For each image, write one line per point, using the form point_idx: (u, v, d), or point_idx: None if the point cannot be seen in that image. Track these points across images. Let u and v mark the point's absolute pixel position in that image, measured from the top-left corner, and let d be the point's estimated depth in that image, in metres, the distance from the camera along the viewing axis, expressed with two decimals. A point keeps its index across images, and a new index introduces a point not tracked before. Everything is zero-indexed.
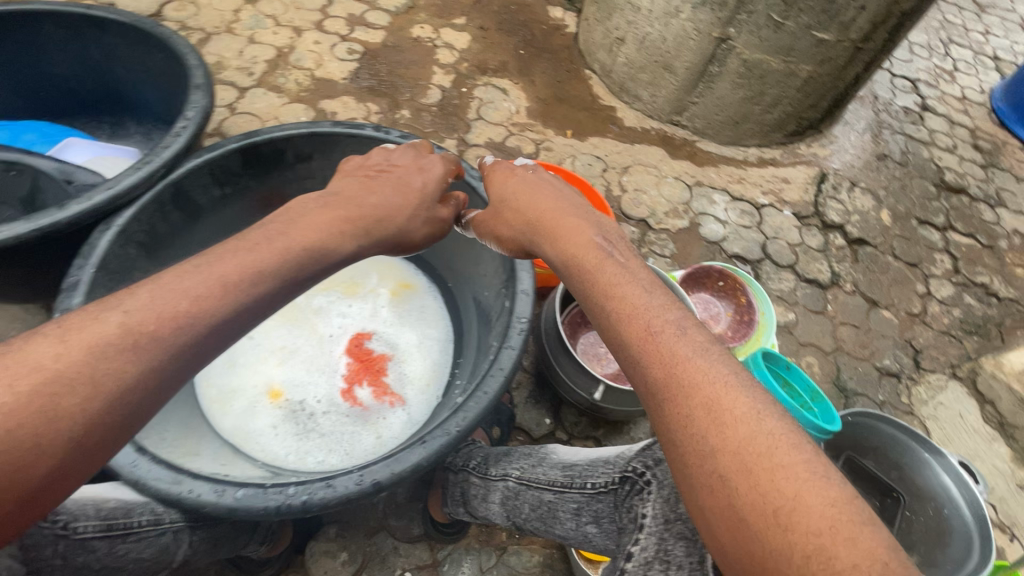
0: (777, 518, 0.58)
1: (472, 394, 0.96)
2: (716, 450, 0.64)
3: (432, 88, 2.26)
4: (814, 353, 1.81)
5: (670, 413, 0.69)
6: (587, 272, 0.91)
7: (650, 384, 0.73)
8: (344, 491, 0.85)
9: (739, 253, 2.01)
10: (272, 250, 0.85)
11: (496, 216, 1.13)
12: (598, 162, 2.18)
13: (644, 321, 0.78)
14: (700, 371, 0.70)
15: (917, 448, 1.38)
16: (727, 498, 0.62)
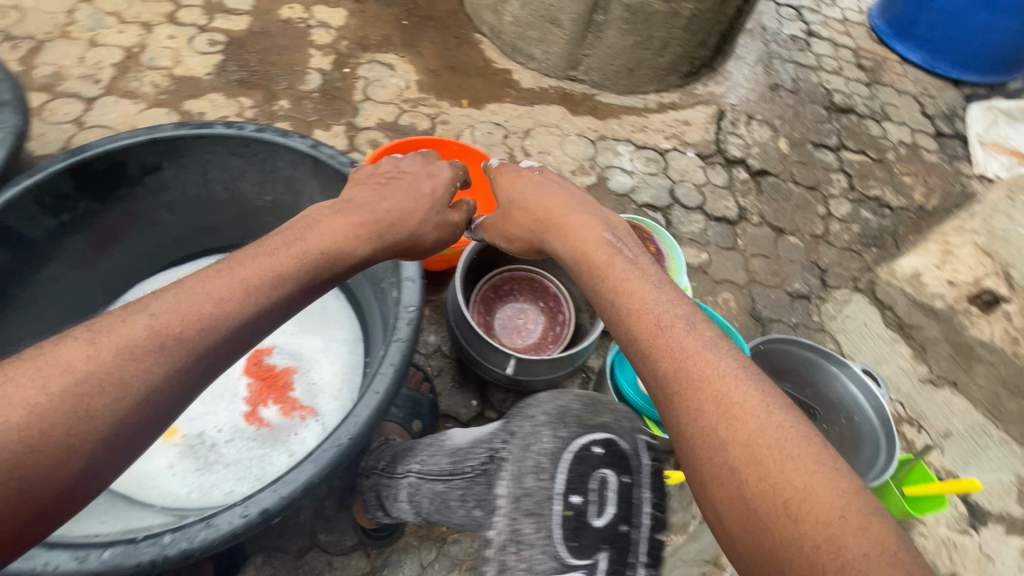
0: (786, 508, 0.61)
1: (362, 398, 0.91)
2: (728, 443, 0.67)
3: (311, 72, 2.09)
4: (729, 289, 1.86)
5: (683, 407, 0.72)
6: (597, 271, 0.96)
7: (660, 379, 0.76)
8: (228, 528, 0.78)
9: (649, 202, 2.02)
10: (293, 252, 0.83)
11: (511, 219, 1.20)
12: (498, 128, 2.10)
13: (653, 315, 0.82)
14: (711, 366, 0.74)
15: (824, 364, 1.45)
16: (738, 492, 0.65)
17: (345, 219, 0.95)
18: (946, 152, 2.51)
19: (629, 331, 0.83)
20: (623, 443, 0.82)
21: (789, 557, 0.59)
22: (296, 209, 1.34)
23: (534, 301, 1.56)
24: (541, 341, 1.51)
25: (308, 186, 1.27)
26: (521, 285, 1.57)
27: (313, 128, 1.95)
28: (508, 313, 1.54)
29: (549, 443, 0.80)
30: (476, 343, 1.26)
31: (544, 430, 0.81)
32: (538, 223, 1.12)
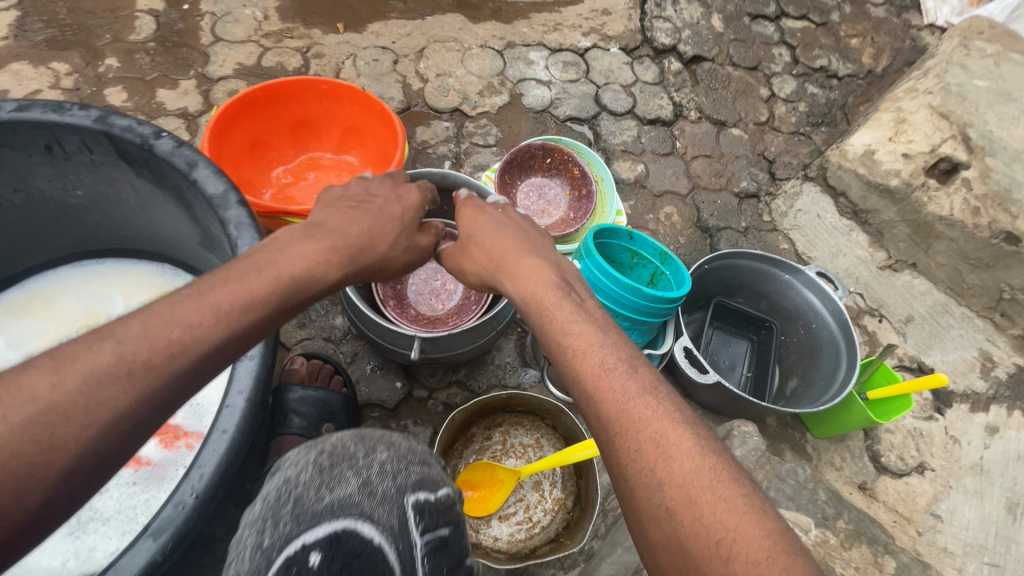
0: (720, 550, 0.53)
1: (207, 440, 0.72)
2: (664, 482, 0.58)
3: (140, 15, 1.69)
4: (672, 202, 1.66)
5: (621, 438, 0.62)
6: (545, 302, 0.76)
7: (599, 421, 0.64)
8: None
9: (573, 115, 1.76)
10: (276, 275, 0.68)
11: (462, 251, 0.91)
12: (386, 53, 1.76)
13: (598, 357, 0.67)
14: (650, 406, 0.63)
15: (778, 273, 1.30)
16: (674, 537, 0.56)
17: (320, 240, 0.77)
18: (895, 2, 2.26)
19: (576, 371, 0.68)
20: (360, 532, 0.51)
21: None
22: (120, 201, 1.06)
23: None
24: (465, 301, 1.33)
25: (122, 171, 0.98)
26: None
27: (155, 87, 1.59)
28: (424, 277, 1.35)
29: (247, 564, 0.48)
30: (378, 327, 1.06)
31: (245, 535, 0.50)
32: (492, 259, 0.85)
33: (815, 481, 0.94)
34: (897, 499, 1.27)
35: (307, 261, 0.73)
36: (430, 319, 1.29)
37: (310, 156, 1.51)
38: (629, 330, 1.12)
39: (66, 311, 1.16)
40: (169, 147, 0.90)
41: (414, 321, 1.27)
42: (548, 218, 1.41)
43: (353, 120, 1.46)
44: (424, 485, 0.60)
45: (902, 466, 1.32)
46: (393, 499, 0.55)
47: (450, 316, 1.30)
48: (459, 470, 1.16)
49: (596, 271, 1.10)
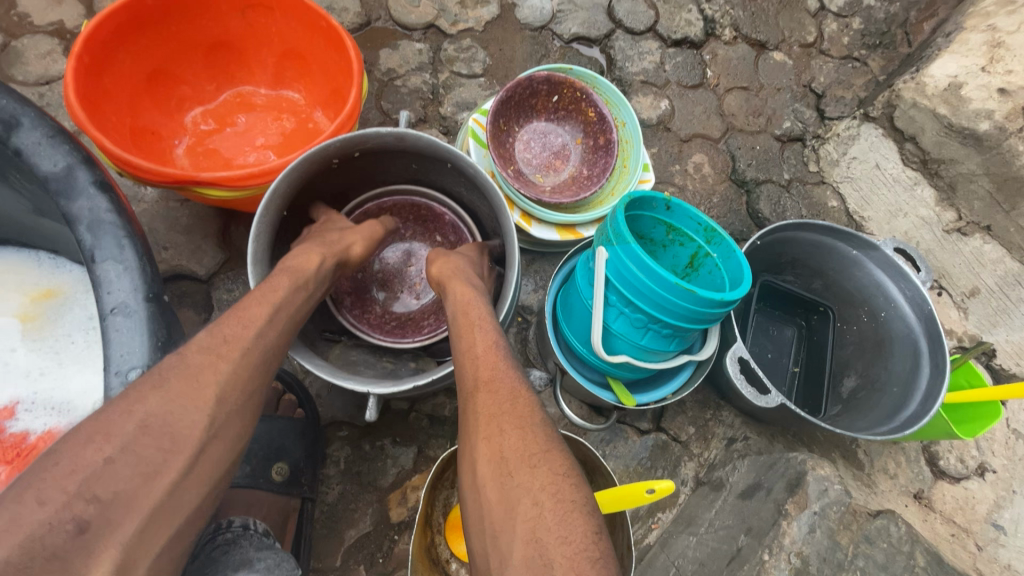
0: (531, 460, 0.60)
1: None
2: (503, 409, 0.64)
3: None
4: (702, 148, 1.35)
5: (477, 375, 0.68)
6: (467, 290, 0.80)
7: (467, 360, 0.71)
8: None
9: (581, 33, 1.38)
10: (297, 284, 0.72)
11: (438, 255, 0.92)
12: None
13: (487, 321, 0.75)
14: (511, 362, 0.70)
15: (843, 248, 1.04)
16: (494, 454, 0.61)
17: (307, 243, 0.82)
18: None
19: (465, 328, 0.74)
20: None
21: (514, 516, 0.56)
22: None
23: (429, 239, 1.09)
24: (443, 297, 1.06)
25: None
26: (407, 218, 1.09)
27: None
28: (393, 262, 1.08)
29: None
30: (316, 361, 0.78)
31: None
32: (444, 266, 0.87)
33: (910, 540, 0.74)
34: (955, 509, 1.11)
35: (312, 271, 0.76)
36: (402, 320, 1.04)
37: (238, 92, 1.13)
38: (668, 337, 0.86)
39: None
40: None
41: (379, 324, 1.03)
42: (553, 179, 1.11)
43: (292, 40, 1.07)
44: None
45: (961, 468, 1.14)
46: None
47: (426, 317, 1.04)
48: (451, 503, 0.95)
49: (630, 265, 0.81)
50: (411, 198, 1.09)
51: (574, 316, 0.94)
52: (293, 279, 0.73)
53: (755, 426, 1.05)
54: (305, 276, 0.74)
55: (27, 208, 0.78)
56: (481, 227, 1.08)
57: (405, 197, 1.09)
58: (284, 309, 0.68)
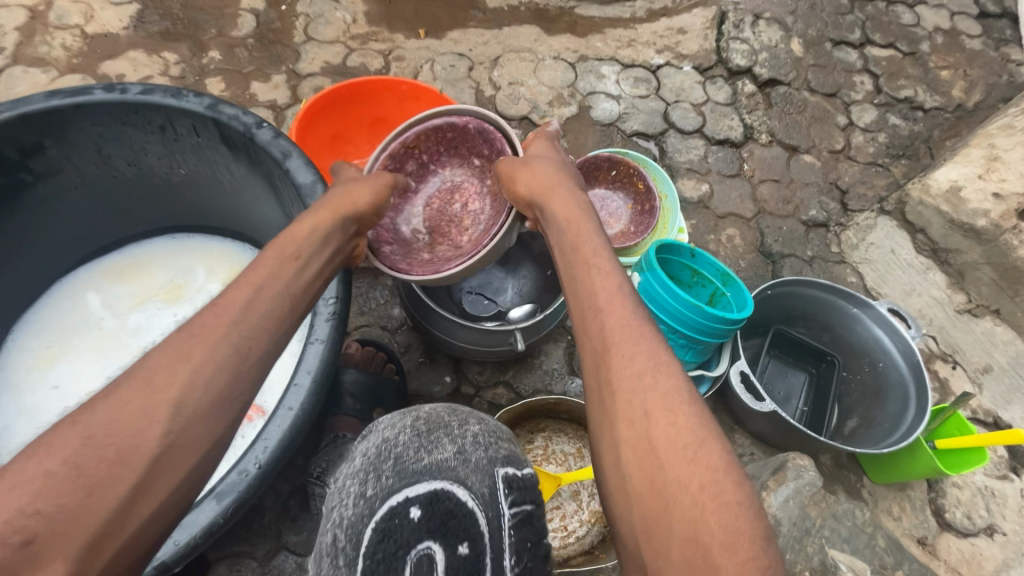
0: (685, 451, 0.60)
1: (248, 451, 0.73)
2: (648, 388, 0.66)
3: (244, 14, 1.83)
4: (735, 224, 1.64)
5: (613, 344, 0.70)
6: (591, 244, 0.84)
7: (603, 335, 0.72)
8: (199, 527, 0.69)
9: (640, 130, 1.76)
10: (282, 255, 0.77)
11: (516, 173, 0.94)
12: (462, 60, 1.83)
13: (616, 284, 0.77)
14: (648, 341, 0.70)
15: (845, 305, 1.25)
16: (642, 435, 0.63)
17: (315, 204, 0.86)
18: (993, 34, 2.13)
19: (594, 302, 0.76)
20: (455, 496, 0.59)
21: (670, 508, 0.57)
22: (216, 182, 1.14)
23: (468, 163, 1.13)
24: (489, 222, 1.07)
25: (221, 156, 1.07)
26: (437, 145, 1.10)
27: (251, 80, 1.71)
28: (438, 205, 1.13)
29: (353, 507, 0.58)
30: (449, 325, 1.13)
31: (349, 484, 0.61)
32: (545, 190, 0.90)
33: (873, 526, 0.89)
34: (960, 561, 1.18)
35: (303, 236, 0.80)
36: (448, 253, 1.04)
37: None
38: (684, 347, 1.11)
39: (157, 280, 1.26)
40: (267, 136, 0.98)
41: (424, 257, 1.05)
42: (608, 229, 1.41)
43: None
44: (510, 460, 0.68)
45: (969, 525, 1.22)
46: (485, 469, 0.63)
47: (476, 240, 1.04)
48: None
49: (656, 286, 1.09)
50: (430, 124, 1.06)
51: None
52: (285, 249, 0.78)
53: (762, 445, 1.24)
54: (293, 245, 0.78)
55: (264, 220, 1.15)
56: (508, 127, 1.04)
57: (426, 126, 1.06)
58: (269, 285, 0.73)
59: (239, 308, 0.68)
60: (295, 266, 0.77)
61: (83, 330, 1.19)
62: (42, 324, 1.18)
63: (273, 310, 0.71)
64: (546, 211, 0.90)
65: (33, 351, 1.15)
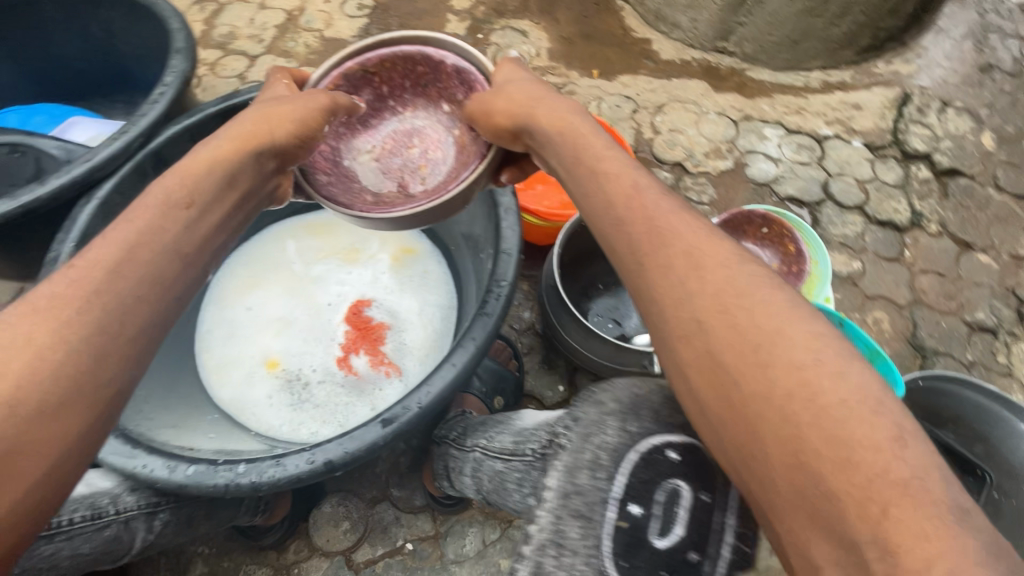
0: (855, 457, 0.50)
1: (415, 392, 0.85)
2: (694, 295, 0.61)
3: (446, 37, 2.11)
4: (884, 308, 1.55)
5: (644, 260, 0.66)
6: (606, 155, 0.76)
7: (709, 321, 0.59)
8: (365, 441, 0.81)
9: (795, 195, 1.75)
10: (172, 204, 0.68)
11: (498, 92, 0.81)
12: (628, 102, 1.95)
13: (630, 182, 0.72)
14: (776, 318, 0.57)
15: (1008, 417, 1.13)
16: (702, 353, 0.59)
17: (217, 136, 0.77)
18: None
19: (683, 285, 0.62)
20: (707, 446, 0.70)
21: (850, 526, 0.48)
22: None
23: (435, 107, 0.92)
24: (453, 173, 0.86)
25: None
26: (402, 78, 0.90)
27: None
28: (389, 147, 0.91)
29: (614, 436, 0.70)
30: (583, 336, 1.18)
31: (609, 418, 0.71)
32: (529, 106, 0.79)
33: None
34: None
35: (202, 169, 0.72)
36: (396, 199, 0.84)
37: None
38: None
39: (339, 239, 1.44)
40: None
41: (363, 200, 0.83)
42: None
43: None
44: None
45: None
46: None
47: (432, 191, 0.84)
48: None
49: None
50: (401, 50, 0.88)
51: None
52: (177, 194, 0.69)
53: None
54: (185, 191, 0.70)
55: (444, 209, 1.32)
56: (489, 60, 0.87)
57: (395, 50, 0.87)
58: (144, 249, 0.64)
59: (104, 274, 0.60)
60: (187, 215, 0.69)
61: (275, 266, 1.40)
62: (249, 256, 1.41)
63: (160, 274, 0.64)
64: (534, 135, 0.79)
65: (238, 275, 1.38)
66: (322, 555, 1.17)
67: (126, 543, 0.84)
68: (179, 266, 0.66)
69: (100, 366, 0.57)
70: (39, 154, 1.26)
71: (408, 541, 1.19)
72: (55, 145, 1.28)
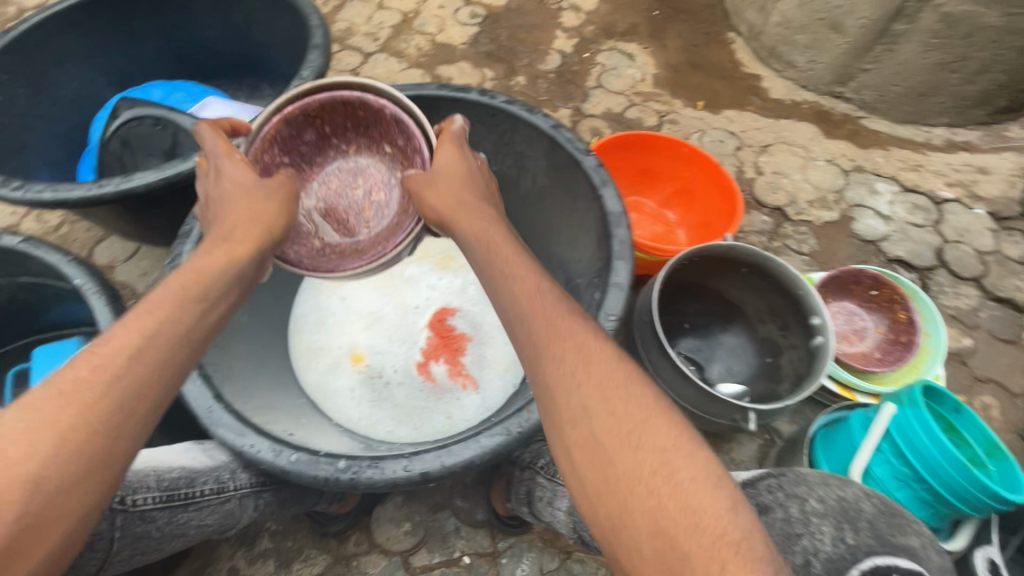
0: (713, 549, 0.51)
1: (516, 414, 0.85)
2: (582, 382, 0.64)
3: (553, 53, 2.12)
4: (994, 393, 1.43)
5: (545, 349, 0.68)
6: (517, 262, 0.80)
7: (587, 408, 0.62)
8: (462, 457, 0.81)
9: (904, 258, 1.64)
10: (181, 296, 0.70)
11: (433, 181, 0.91)
12: (731, 138, 1.89)
13: (534, 283, 0.76)
14: (636, 402, 0.61)
15: None
16: (586, 434, 0.61)
17: (213, 234, 0.81)
18: None
19: (559, 371, 0.66)
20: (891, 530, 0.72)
21: None
22: (516, 183, 1.34)
23: (377, 148, 1.05)
24: (393, 221, 1.03)
25: (536, 165, 1.25)
26: (343, 119, 1.01)
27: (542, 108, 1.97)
28: (338, 185, 1.07)
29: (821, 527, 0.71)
30: (674, 378, 1.14)
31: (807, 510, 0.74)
32: (453, 208, 0.89)
33: None
34: None
35: (215, 269, 0.75)
36: (346, 250, 1.01)
37: (637, 200, 1.71)
38: (923, 502, 1.01)
39: (434, 244, 1.46)
40: (592, 164, 1.10)
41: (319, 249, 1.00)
42: (849, 345, 1.33)
43: (693, 185, 1.59)
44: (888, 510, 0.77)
45: None
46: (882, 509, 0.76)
47: (374, 242, 1.02)
48: None
49: (917, 427, 0.99)
50: (339, 95, 0.97)
51: (837, 448, 1.12)
52: (191, 287, 0.72)
53: None
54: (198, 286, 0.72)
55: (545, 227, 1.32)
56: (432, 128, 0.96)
57: (332, 95, 0.96)
58: (161, 332, 0.65)
59: (126, 353, 0.62)
60: (200, 306, 0.71)
61: None
62: None
63: (172, 358, 0.65)
64: (456, 234, 0.90)
65: None
66: (381, 552, 1.18)
67: (237, 517, 0.92)
68: (189, 351, 0.68)
69: (113, 438, 0.58)
70: (177, 129, 1.33)
71: (465, 554, 1.18)
72: (193, 122, 1.35)
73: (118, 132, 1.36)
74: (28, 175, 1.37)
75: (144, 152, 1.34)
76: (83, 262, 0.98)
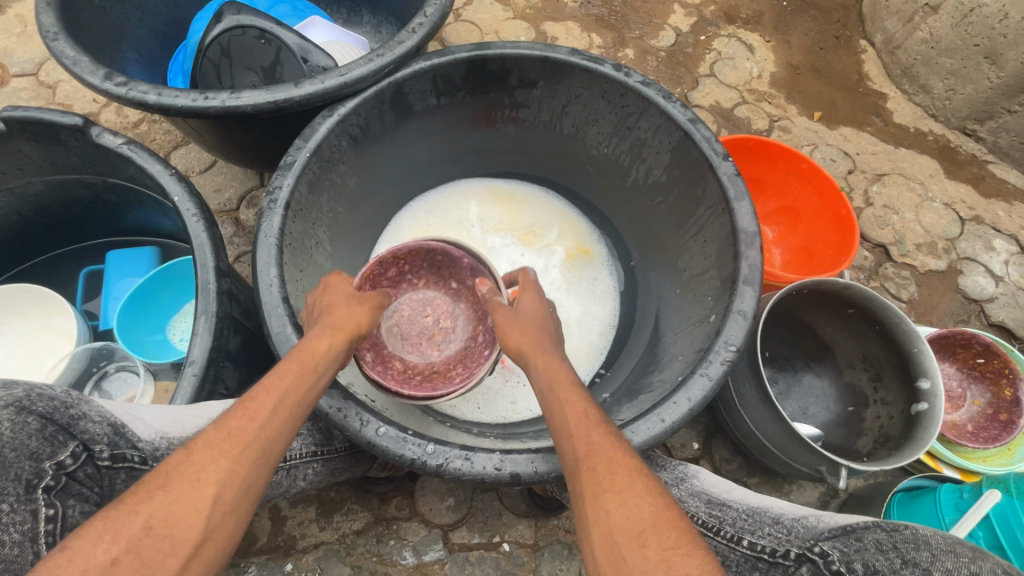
0: None
1: (620, 431, 0.80)
2: (607, 490, 0.61)
3: (667, 29, 1.95)
4: None
5: (581, 462, 0.65)
6: (564, 384, 0.76)
7: (601, 513, 0.59)
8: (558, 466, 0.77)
9: (1008, 325, 1.52)
10: (304, 366, 0.70)
11: (515, 322, 0.89)
12: (844, 159, 1.75)
13: (583, 406, 0.71)
14: (647, 501, 0.59)
15: None
16: (606, 537, 0.58)
17: (320, 323, 0.79)
18: None
19: (577, 475, 0.64)
20: None
21: None
22: (625, 170, 1.24)
23: (445, 285, 1.14)
24: (467, 347, 1.08)
25: (657, 158, 1.15)
26: (423, 264, 1.11)
27: None
28: (409, 314, 1.11)
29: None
30: (760, 413, 1.08)
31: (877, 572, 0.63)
32: (528, 345, 0.85)
33: None
34: None
35: (321, 351, 0.73)
36: (425, 370, 1.02)
37: None
38: None
39: (521, 218, 1.39)
40: (728, 171, 1.00)
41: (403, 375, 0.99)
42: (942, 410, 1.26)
43: (803, 206, 1.47)
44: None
45: None
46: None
47: (451, 362, 1.05)
48: None
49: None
50: (424, 245, 1.07)
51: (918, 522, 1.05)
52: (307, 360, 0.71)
53: None
54: (312, 359, 0.71)
55: (649, 221, 1.24)
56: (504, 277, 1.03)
57: (419, 245, 1.07)
58: (292, 394, 0.66)
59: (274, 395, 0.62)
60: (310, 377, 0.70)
61: (455, 225, 1.37)
62: (432, 204, 1.38)
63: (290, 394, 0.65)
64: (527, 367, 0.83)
65: (418, 220, 1.35)
66: (421, 522, 1.17)
67: (285, 486, 0.87)
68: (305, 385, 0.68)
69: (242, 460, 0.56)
70: (281, 46, 1.26)
71: (504, 541, 1.16)
72: (296, 40, 1.27)
73: (218, 38, 1.26)
74: (122, 69, 1.31)
75: (242, 65, 1.26)
76: (183, 178, 0.92)
